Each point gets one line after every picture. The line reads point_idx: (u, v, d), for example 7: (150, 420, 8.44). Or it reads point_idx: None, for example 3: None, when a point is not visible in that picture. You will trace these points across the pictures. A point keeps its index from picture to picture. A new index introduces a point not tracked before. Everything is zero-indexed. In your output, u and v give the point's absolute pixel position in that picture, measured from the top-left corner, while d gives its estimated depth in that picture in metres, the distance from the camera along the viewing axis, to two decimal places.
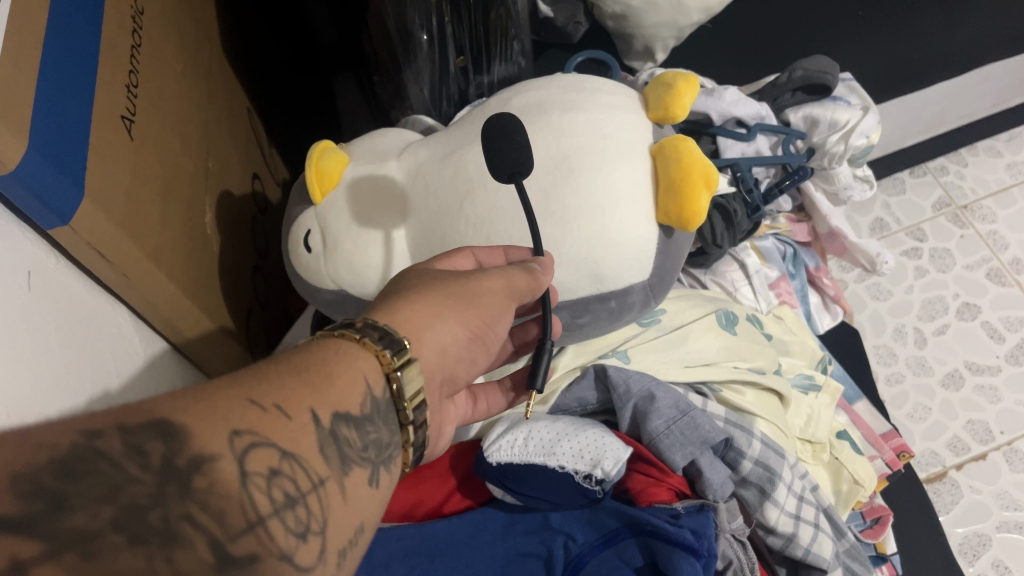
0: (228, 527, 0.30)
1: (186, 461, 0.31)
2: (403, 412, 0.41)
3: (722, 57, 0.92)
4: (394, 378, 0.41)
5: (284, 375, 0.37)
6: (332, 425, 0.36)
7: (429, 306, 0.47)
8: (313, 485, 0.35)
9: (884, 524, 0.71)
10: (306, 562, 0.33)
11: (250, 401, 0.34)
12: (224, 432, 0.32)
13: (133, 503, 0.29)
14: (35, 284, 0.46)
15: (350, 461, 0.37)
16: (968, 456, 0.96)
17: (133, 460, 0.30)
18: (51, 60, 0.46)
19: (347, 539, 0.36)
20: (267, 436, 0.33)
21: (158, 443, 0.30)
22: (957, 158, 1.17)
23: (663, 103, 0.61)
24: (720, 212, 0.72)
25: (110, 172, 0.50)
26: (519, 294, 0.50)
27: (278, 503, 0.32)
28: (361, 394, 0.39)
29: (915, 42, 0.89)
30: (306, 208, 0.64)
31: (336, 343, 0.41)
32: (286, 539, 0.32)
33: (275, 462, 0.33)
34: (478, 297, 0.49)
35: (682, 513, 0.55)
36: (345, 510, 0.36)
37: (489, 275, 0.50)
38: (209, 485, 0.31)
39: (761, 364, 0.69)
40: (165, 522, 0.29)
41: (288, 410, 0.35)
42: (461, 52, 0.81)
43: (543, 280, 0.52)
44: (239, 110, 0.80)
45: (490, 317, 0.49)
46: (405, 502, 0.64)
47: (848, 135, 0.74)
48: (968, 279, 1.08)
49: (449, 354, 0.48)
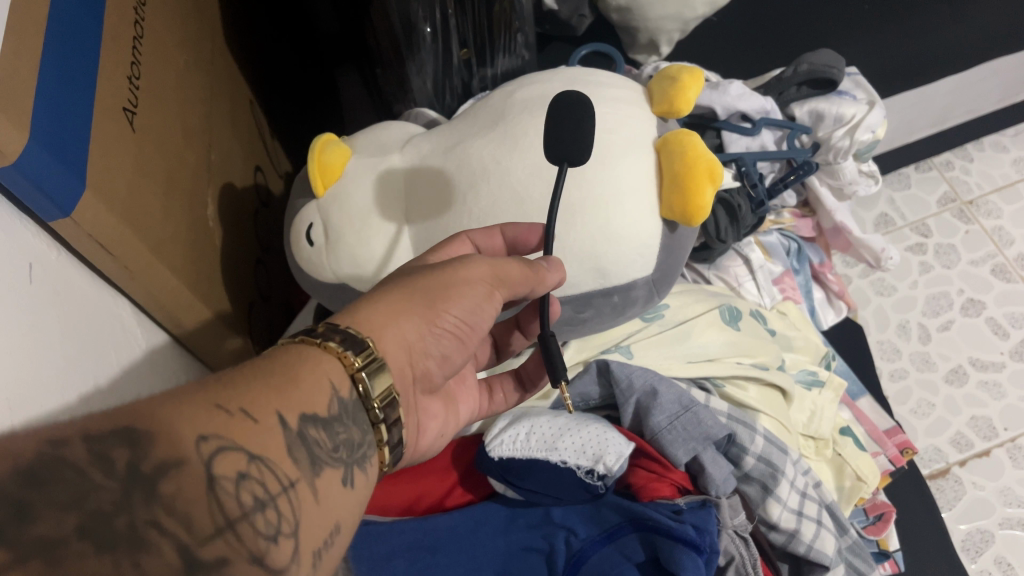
0: (196, 531, 0.29)
1: (151, 467, 0.30)
2: (372, 411, 0.42)
3: (726, 50, 0.91)
4: (359, 380, 0.41)
5: (248, 381, 0.37)
6: (300, 427, 0.37)
7: (391, 305, 0.46)
8: (283, 487, 0.34)
9: (887, 521, 0.71)
10: (280, 563, 0.32)
11: (216, 406, 0.34)
12: (189, 439, 0.31)
13: (98, 511, 0.27)
14: (37, 276, 0.46)
15: (320, 461, 0.37)
16: (972, 451, 0.96)
17: (97, 466, 0.28)
18: (54, 48, 0.45)
19: (322, 541, 0.36)
20: (234, 441, 0.33)
21: (124, 449, 0.29)
22: (963, 153, 1.16)
23: (668, 97, 0.60)
24: (724, 207, 0.71)
25: (113, 164, 0.50)
26: (508, 283, 0.50)
27: (248, 506, 0.32)
28: (328, 396, 0.39)
29: (923, 36, 0.89)
30: (309, 202, 0.64)
31: (299, 348, 0.41)
32: (257, 541, 0.31)
33: (243, 466, 0.33)
34: (454, 289, 0.48)
35: (684, 508, 0.55)
36: (317, 509, 0.36)
37: (467, 264, 0.49)
38: (175, 489, 0.30)
39: (765, 360, 0.69)
40: (131, 528, 0.28)
41: (253, 414, 0.35)
42: (465, 44, 0.81)
43: (549, 276, 0.51)
44: (241, 100, 0.79)
45: (462, 309, 0.48)
46: (407, 496, 0.64)
47: (853, 130, 0.74)
48: (974, 275, 1.08)
49: (416, 351, 0.47)
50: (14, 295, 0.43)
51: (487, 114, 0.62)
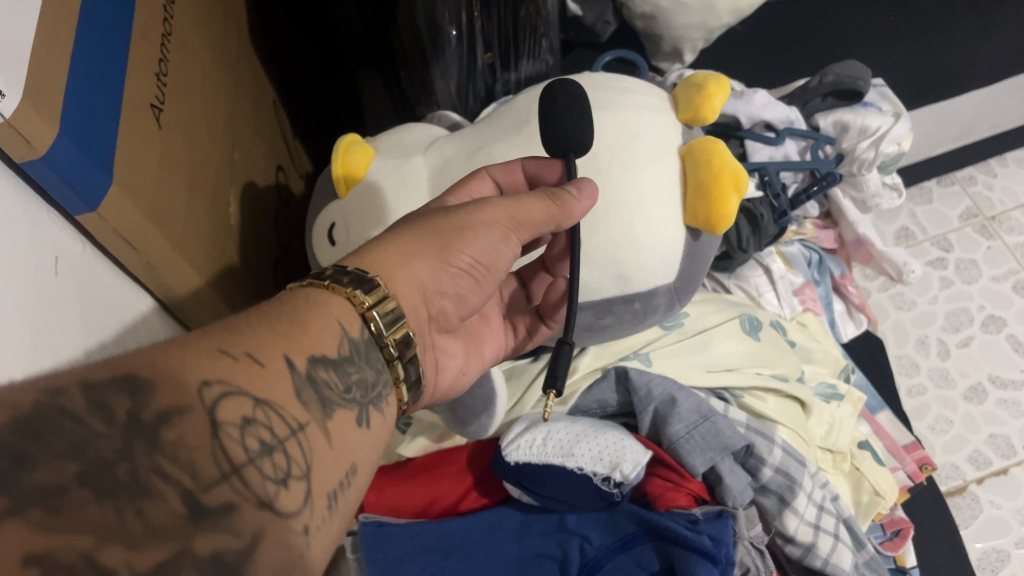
0: (200, 477, 0.29)
1: (153, 414, 0.29)
2: (386, 348, 0.42)
3: (752, 58, 0.91)
4: (369, 318, 0.41)
5: (252, 326, 0.36)
6: (309, 369, 0.36)
7: (403, 245, 0.46)
8: (291, 431, 0.34)
9: (905, 537, 0.71)
10: (290, 508, 0.32)
11: (220, 351, 0.33)
12: (191, 385, 0.31)
13: (99, 459, 0.28)
14: (64, 269, 0.47)
15: (332, 403, 0.37)
16: (990, 470, 0.95)
17: (97, 415, 0.28)
18: (84, 45, 0.46)
19: (338, 483, 0.35)
20: (238, 386, 0.32)
21: (123, 398, 0.29)
22: (987, 168, 1.15)
23: (694, 104, 0.60)
24: (747, 217, 0.71)
25: (141, 161, 0.51)
26: (531, 224, 0.49)
27: (253, 452, 0.31)
28: (337, 337, 0.39)
29: (946, 51, 0.88)
30: (331, 201, 0.64)
31: (306, 292, 0.41)
32: (264, 486, 0.31)
33: (248, 412, 0.32)
34: (470, 230, 0.47)
35: (700, 519, 0.54)
36: (331, 452, 0.36)
37: (482, 206, 0.48)
38: (178, 437, 0.29)
39: (785, 371, 0.69)
40: (133, 475, 0.28)
41: (259, 358, 0.35)
42: (490, 48, 0.81)
43: (578, 207, 0.49)
44: (265, 101, 0.80)
45: (478, 251, 0.48)
46: (421, 498, 0.63)
47: (878, 142, 0.74)
48: (995, 291, 1.07)
49: (430, 291, 0.47)
50: (40, 290, 0.44)
51: (511, 118, 0.62)
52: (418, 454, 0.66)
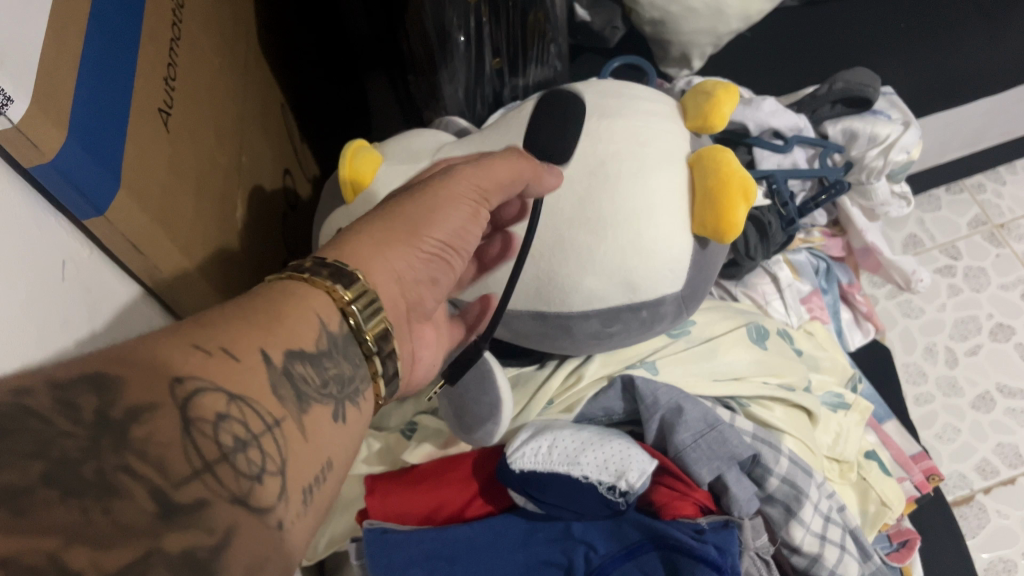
0: (170, 474, 0.29)
1: (121, 412, 0.29)
2: (365, 343, 0.42)
3: (760, 64, 0.91)
4: (349, 313, 0.41)
5: (229, 319, 0.37)
6: (285, 363, 0.37)
7: (373, 235, 0.46)
8: (267, 426, 0.34)
9: (911, 548, 0.70)
10: (266, 500, 0.32)
11: (193, 346, 0.33)
12: (162, 381, 0.31)
13: (65, 459, 0.27)
14: (69, 273, 0.47)
15: (308, 397, 0.37)
16: (997, 479, 0.94)
17: (64, 414, 0.28)
18: (94, 51, 0.46)
19: (315, 475, 0.36)
20: (212, 380, 0.33)
21: (92, 397, 0.29)
22: (996, 176, 1.15)
23: (702, 112, 0.60)
24: (755, 224, 0.71)
25: (147, 166, 0.51)
26: (492, 190, 0.50)
27: (227, 447, 0.31)
28: (315, 330, 0.39)
29: (958, 59, 0.88)
30: (338, 208, 0.64)
31: (284, 285, 0.41)
32: (238, 482, 0.31)
33: (222, 407, 0.32)
34: (432, 211, 0.48)
35: (706, 528, 0.54)
36: (306, 445, 0.36)
37: (443, 182, 0.49)
38: (147, 434, 0.29)
39: (792, 380, 0.68)
40: (100, 474, 0.27)
41: (233, 352, 0.35)
42: (498, 53, 0.80)
43: (543, 174, 0.52)
44: (273, 105, 0.80)
45: (447, 230, 0.48)
46: (425, 504, 0.62)
47: (887, 151, 0.74)
48: (1004, 299, 1.06)
49: (407, 281, 0.47)
50: (43, 294, 0.44)
51: (517, 125, 0.62)
52: (424, 460, 0.67)
